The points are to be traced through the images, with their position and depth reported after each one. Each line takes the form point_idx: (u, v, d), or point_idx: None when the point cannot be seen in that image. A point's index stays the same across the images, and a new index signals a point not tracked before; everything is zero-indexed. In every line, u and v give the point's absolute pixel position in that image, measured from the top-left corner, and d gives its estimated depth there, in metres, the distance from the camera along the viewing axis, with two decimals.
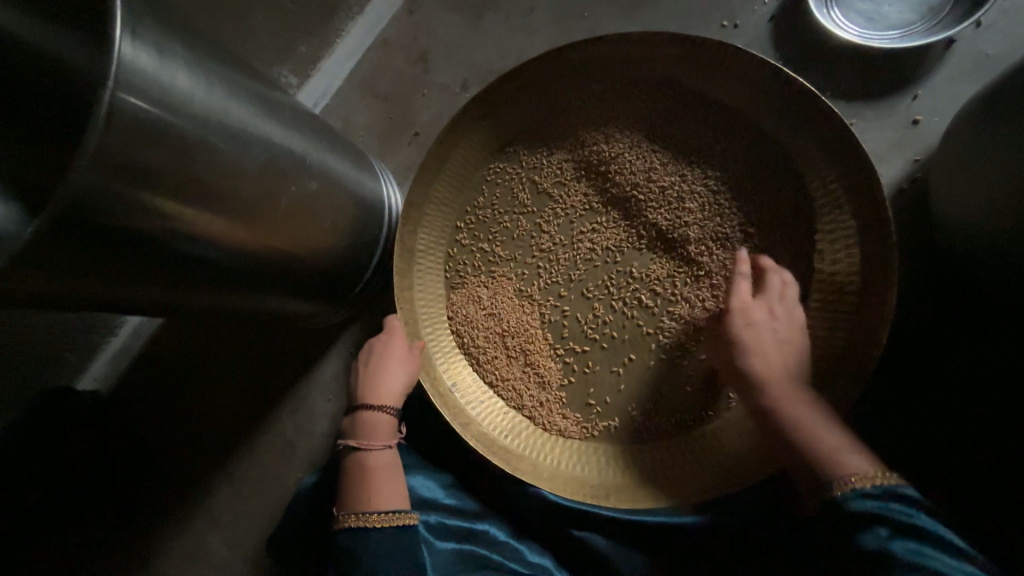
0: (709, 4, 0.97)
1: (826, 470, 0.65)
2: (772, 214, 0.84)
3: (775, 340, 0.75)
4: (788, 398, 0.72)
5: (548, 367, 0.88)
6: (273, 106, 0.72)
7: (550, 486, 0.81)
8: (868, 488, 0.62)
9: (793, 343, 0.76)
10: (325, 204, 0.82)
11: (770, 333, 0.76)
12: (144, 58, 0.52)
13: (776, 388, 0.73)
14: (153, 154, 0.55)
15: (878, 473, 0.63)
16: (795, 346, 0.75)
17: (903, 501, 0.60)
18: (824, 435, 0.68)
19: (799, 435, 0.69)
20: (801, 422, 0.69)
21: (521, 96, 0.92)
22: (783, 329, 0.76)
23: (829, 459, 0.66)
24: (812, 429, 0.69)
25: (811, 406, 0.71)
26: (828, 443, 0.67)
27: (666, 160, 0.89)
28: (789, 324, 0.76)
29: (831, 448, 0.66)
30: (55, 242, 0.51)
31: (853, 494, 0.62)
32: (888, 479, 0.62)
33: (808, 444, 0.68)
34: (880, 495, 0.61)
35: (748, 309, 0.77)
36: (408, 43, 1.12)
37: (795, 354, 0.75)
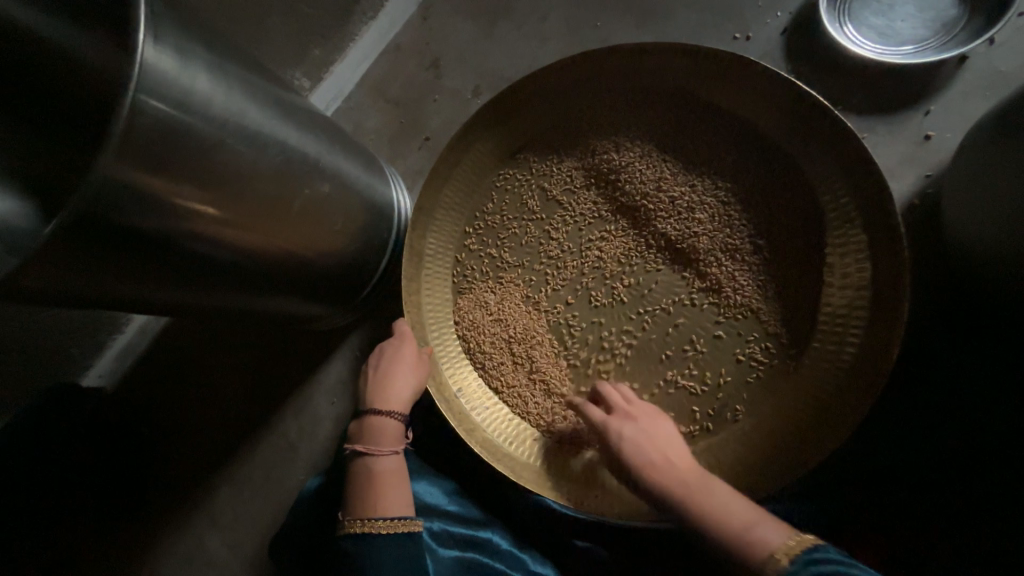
0: (722, 16, 0.97)
1: (746, 556, 0.59)
2: (783, 227, 0.84)
3: (654, 434, 0.75)
4: (694, 488, 0.67)
5: (553, 375, 0.88)
6: (289, 108, 0.73)
7: (555, 494, 0.81)
8: (800, 557, 0.56)
9: (664, 433, 0.75)
10: (337, 206, 0.82)
11: (652, 432, 0.75)
12: (167, 61, 0.53)
13: (678, 478, 0.69)
14: (173, 154, 0.55)
15: (793, 535, 0.59)
16: (657, 433, 0.75)
17: (824, 558, 0.55)
18: (732, 503, 0.64)
19: (709, 515, 0.64)
20: (706, 511, 0.64)
21: (533, 103, 0.93)
22: (639, 418, 0.77)
23: (747, 534, 0.60)
24: (722, 515, 0.64)
25: (717, 485, 0.67)
26: (738, 513, 0.63)
27: (676, 170, 0.89)
28: (654, 420, 0.77)
29: (742, 513, 0.63)
30: (72, 242, 0.52)
31: (795, 570, 0.55)
32: (806, 541, 0.58)
33: (720, 521, 0.63)
34: (807, 558, 0.56)
35: (630, 428, 0.75)
36: (420, 49, 1.12)
37: (678, 447, 0.73)
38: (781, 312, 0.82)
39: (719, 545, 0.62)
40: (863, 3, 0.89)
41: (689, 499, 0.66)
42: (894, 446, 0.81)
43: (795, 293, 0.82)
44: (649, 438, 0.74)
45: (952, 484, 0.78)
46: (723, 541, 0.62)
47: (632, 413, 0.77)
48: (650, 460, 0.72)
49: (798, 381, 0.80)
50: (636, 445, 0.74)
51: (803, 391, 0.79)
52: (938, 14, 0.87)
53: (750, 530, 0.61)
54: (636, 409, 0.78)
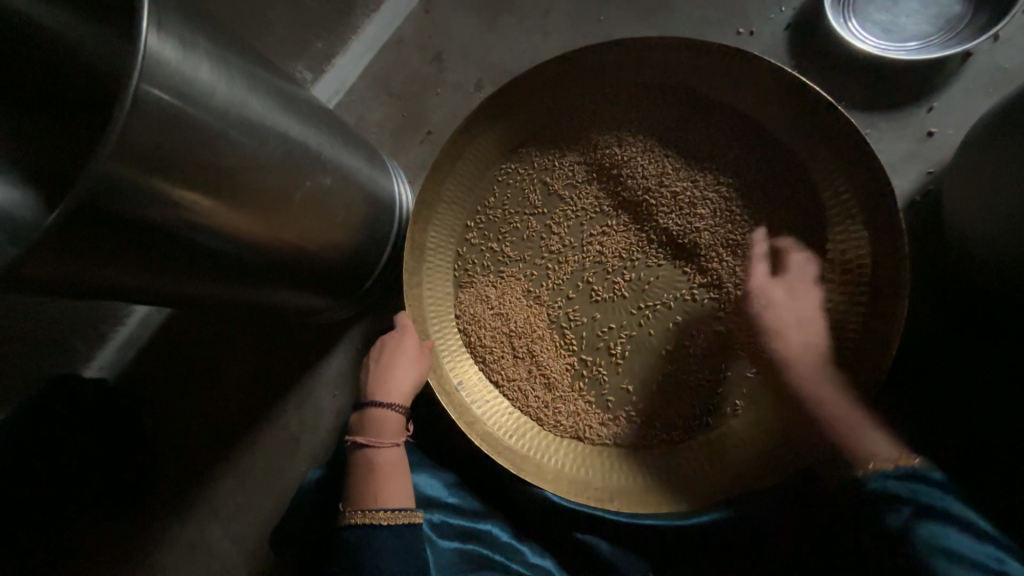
0: (726, 11, 0.97)
1: (851, 448, 0.70)
2: (784, 223, 0.84)
3: (793, 316, 0.78)
4: (812, 371, 0.75)
5: (554, 369, 0.89)
6: (290, 100, 0.73)
7: (553, 487, 0.81)
8: (891, 468, 0.67)
9: (809, 317, 0.78)
10: (339, 199, 0.82)
11: (797, 309, 0.78)
12: (168, 50, 0.53)
13: (802, 365, 0.75)
14: (174, 144, 0.55)
15: (899, 453, 0.68)
16: (807, 310, 0.78)
17: (924, 480, 0.65)
18: (844, 414, 0.71)
19: (821, 402, 0.73)
20: (826, 399, 0.73)
21: (536, 97, 0.92)
22: (781, 293, 0.79)
23: (850, 424, 0.71)
24: (835, 405, 0.72)
25: (835, 378, 0.74)
26: (849, 422, 0.71)
27: (678, 165, 0.89)
28: (812, 297, 0.79)
29: (852, 424, 0.70)
30: (75, 231, 0.52)
31: (878, 477, 0.67)
32: (912, 462, 0.67)
33: (832, 414, 0.72)
34: (906, 476, 0.66)
35: (771, 307, 0.78)
36: (423, 42, 1.12)
37: (816, 330, 0.77)
38: None
39: (818, 416, 0.73)
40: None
41: (802, 381, 0.75)
42: None
43: None
44: (801, 323, 0.77)
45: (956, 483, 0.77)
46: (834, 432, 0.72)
47: (792, 282, 0.79)
48: (795, 344, 0.76)
49: None
50: (792, 325, 0.77)
51: None
52: (942, 10, 0.86)
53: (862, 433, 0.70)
54: (783, 283, 0.80)
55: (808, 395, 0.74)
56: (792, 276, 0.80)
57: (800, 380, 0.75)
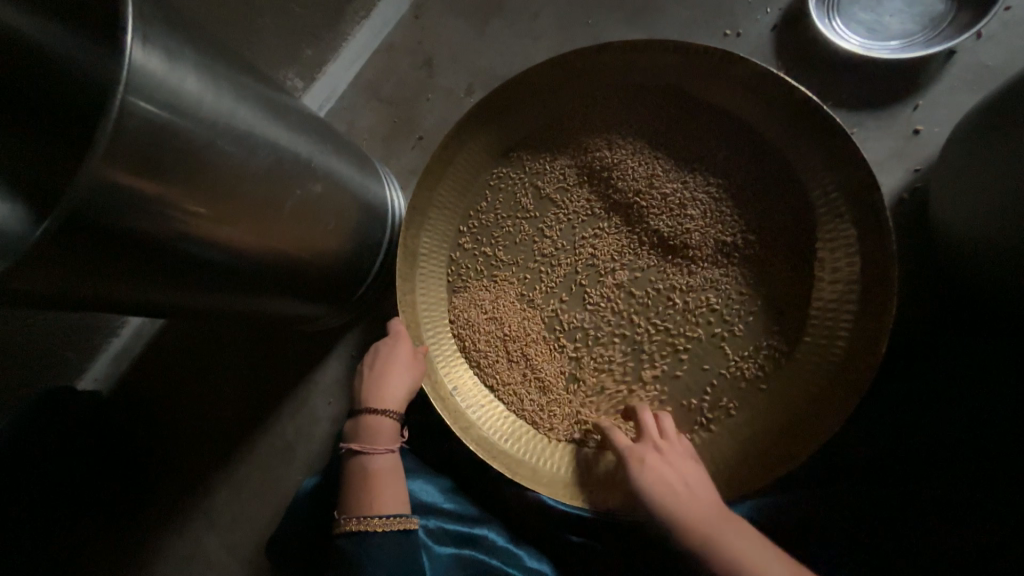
0: (712, 13, 0.98)
1: None
2: (775, 222, 0.84)
3: (683, 479, 0.72)
4: (714, 529, 0.67)
5: (547, 372, 0.89)
6: (280, 109, 0.73)
7: (550, 490, 0.81)
8: None
9: (686, 471, 0.73)
10: (330, 206, 0.82)
11: (672, 477, 0.72)
12: (154, 62, 0.53)
13: (710, 529, 0.67)
14: (162, 156, 0.55)
15: None
16: (684, 468, 0.74)
17: None
18: (770, 565, 0.63)
19: (732, 557, 0.64)
20: (739, 555, 0.64)
21: (526, 101, 0.93)
22: (663, 446, 0.77)
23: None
24: (757, 563, 0.63)
25: (744, 534, 0.67)
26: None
27: (667, 166, 0.90)
28: (682, 458, 0.75)
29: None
30: (63, 243, 0.52)
31: None
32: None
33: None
34: None
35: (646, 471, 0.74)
36: (413, 48, 1.12)
37: (709, 489, 0.72)
38: (772, 307, 0.83)
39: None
40: None
41: (711, 544, 0.66)
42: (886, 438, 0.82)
43: (786, 289, 0.83)
44: (683, 484, 0.72)
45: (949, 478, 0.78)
46: None
47: (659, 447, 0.76)
48: (681, 507, 0.69)
49: (790, 376, 0.81)
50: (667, 485, 0.71)
51: (795, 386, 0.80)
52: (926, 10, 0.87)
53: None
54: (669, 444, 0.77)
55: (722, 559, 0.65)
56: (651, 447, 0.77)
57: (705, 537, 0.66)
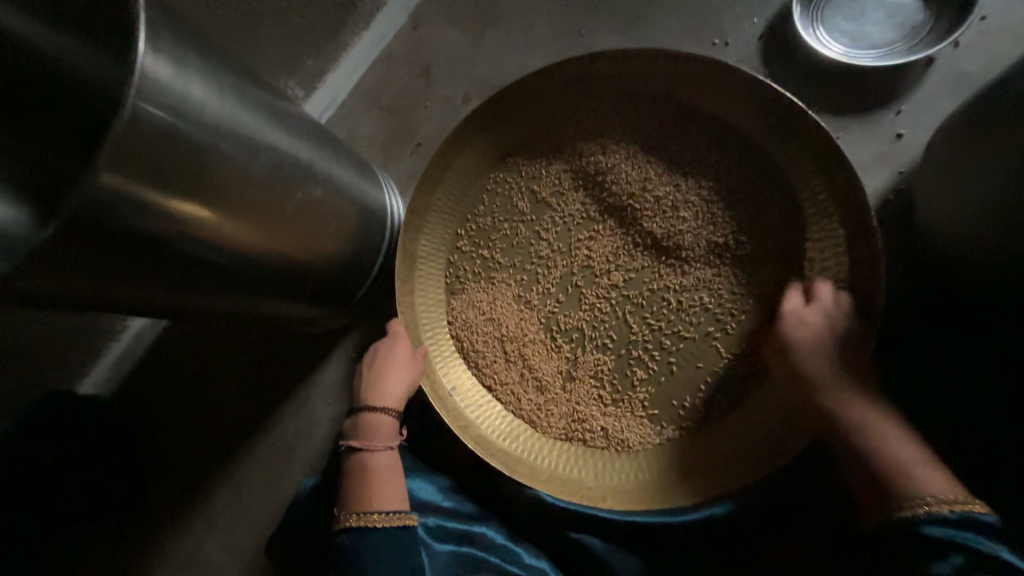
0: (701, 23, 1.01)
1: (895, 490, 0.66)
2: (764, 224, 0.86)
3: (837, 354, 0.75)
4: (855, 399, 0.73)
5: (545, 372, 0.90)
6: (282, 115, 0.75)
7: (547, 487, 0.82)
8: (952, 513, 0.62)
9: (859, 348, 0.76)
10: (330, 209, 0.84)
11: (827, 346, 0.76)
12: (163, 70, 0.55)
13: (850, 402, 0.73)
14: (168, 159, 0.57)
15: (958, 498, 0.63)
16: (852, 342, 0.76)
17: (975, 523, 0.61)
18: (902, 443, 0.69)
19: (867, 420, 0.71)
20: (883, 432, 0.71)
21: (521, 108, 0.95)
22: (834, 321, 0.77)
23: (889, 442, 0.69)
24: (885, 444, 0.69)
25: (894, 423, 0.71)
26: (904, 452, 0.68)
27: (660, 170, 0.92)
28: (850, 333, 0.76)
29: (908, 454, 0.68)
30: (74, 240, 0.54)
31: (922, 522, 0.63)
32: (969, 505, 0.62)
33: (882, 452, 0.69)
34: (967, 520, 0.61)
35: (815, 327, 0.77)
36: (411, 57, 1.15)
37: (852, 363, 0.76)
38: (762, 306, 0.85)
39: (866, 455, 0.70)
40: (834, 9, 0.93)
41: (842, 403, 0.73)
42: None
43: (775, 288, 0.85)
44: (836, 356, 0.75)
45: None
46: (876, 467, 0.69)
47: (827, 313, 0.77)
48: (826, 375, 0.75)
49: None
50: (818, 354, 0.76)
51: None
52: (905, 19, 0.91)
53: (912, 466, 0.67)
54: (852, 319, 0.77)
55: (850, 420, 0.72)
56: (820, 314, 0.77)
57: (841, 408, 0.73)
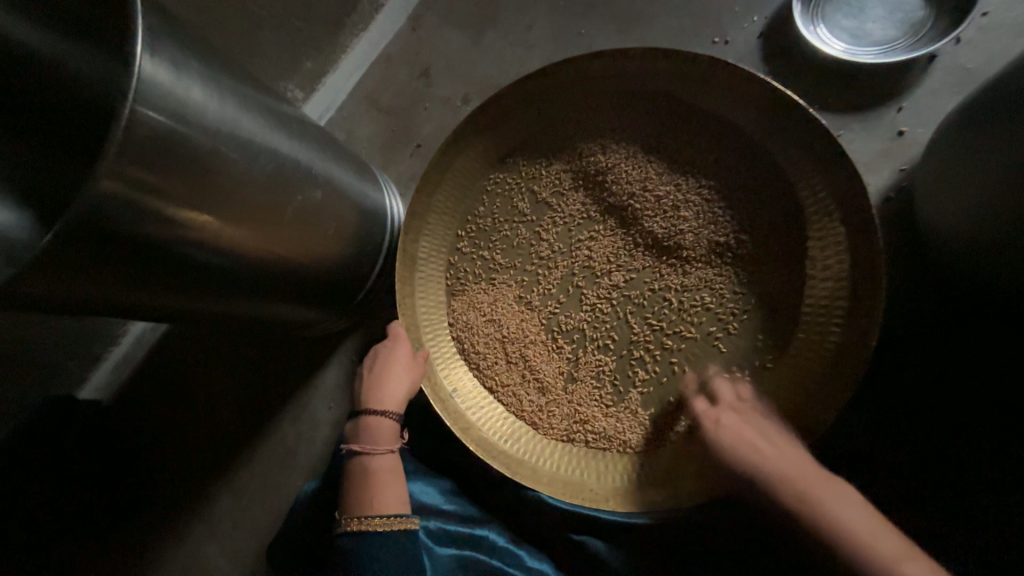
0: (701, 22, 1.01)
1: None
2: (766, 223, 0.86)
3: (765, 456, 0.71)
4: (810, 492, 0.66)
5: (547, 373, 0.90)
6: (281, 118, 0.75)
7: (548, 489, 0.81)
8: None
9: (780, 457, 0.70)
10: (330, 212, 0.84)
11: (745, 454, 0.72)
12: (162, 74, 0.55)
13: (800, 493, 0.66)
14: (166, 162, 0.57)
15: None
16: (767, 449, 0.71)
17: None
18: (878, 540, 0.60)
19: (830, 523, 0.63)
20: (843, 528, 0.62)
21: (521, 108, 0.95)
22: (730, 424, 0.76)
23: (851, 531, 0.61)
24: (864, 538, 0.61)
25: (848, 501, 0.64)
26: (884, 547, 0.59)
27: (661, 170, 0.92)
28: (757, 426, 0.75)
29: (886, 548, 0.59)
30: (76, 244, 0.53)
31: None
32: None
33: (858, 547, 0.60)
34: None
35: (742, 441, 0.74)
36: (410, 59, 1.15)
37: (787, 449, 0.71)
38: (763, 306, 0.85)
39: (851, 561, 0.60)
40: (835, 6, 0.93)
41: (801, 497, 0.66)
42: (878, 433, 0.83)
43: (777, 287, 0.84)
44: (762, 457, 0.71)
45: (942, 471, 0.79)
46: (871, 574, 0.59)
47: (735, 411, 0.77)
48: (766, 473, 0.69)
49: (783, 373, 0.82)
50: (749, 451, 0.72)
51: (785, 383, 0.82)
52: (906, 16, 0.90)
53: (900, 563, 0.58)
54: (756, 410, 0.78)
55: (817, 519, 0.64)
56: (725, 421, 0.77)
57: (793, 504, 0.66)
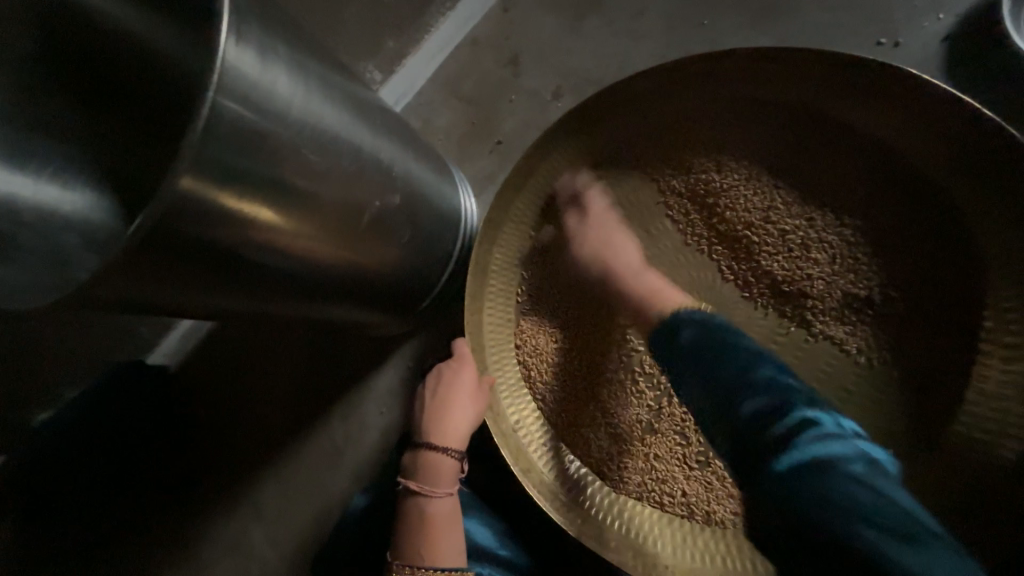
0: (864, 18, 0.86)
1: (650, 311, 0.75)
2: (924, 278, 0.72)
3: (604, 237, 0.80)
4: (633, 273, 0.78)
5: (622, 420, 0.79)
6: (365, 110, 0.67)
7: (618, 558, 0.72)
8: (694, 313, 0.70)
9: (627, 248, 0.80)
10: (406, 216, 0.77)
11: (589, 251, 0.80)
12: (247, 62, 0.48)
13: (625, 280, 0.77)
14: (243, 166, 0.50)
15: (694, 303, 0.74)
16: (625, 246, 0.80)
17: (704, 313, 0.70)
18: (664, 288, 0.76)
19: (630, 287, 0.77)
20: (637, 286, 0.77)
21: (624, 110, 0.82)
22: (591, 224, 0.81)
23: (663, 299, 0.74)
24: (662, 293, 0.75)
25: (652, 275, 0.78)
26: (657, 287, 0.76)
27: (789, 199, 0.77)
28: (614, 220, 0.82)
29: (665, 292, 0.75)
30: (148, 255, 0.48)
31: (687, 317, 0.70)
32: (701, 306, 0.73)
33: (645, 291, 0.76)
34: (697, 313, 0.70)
35: (589, 246, 0.81)
36: (500, 44, 1.04)
37: (630, 242, 0.80)
38: (914, 383, 0.71)
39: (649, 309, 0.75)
40: None
41: (615, 283, 0.78)
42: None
43: (925, 359, 0.71)
44: (609, 246, 0.80)
45: None
46: (639, 301, 0.76)
47: (599, 217, 0.82)
48: (615, 267, 0.79)
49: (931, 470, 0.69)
50: (592, 241, 0.81)
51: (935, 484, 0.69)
52: None
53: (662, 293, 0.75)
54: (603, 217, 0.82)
55: (628, 296, 0.77)
56: (596, 206, 0.82)
57: (607, 278, 0.79)
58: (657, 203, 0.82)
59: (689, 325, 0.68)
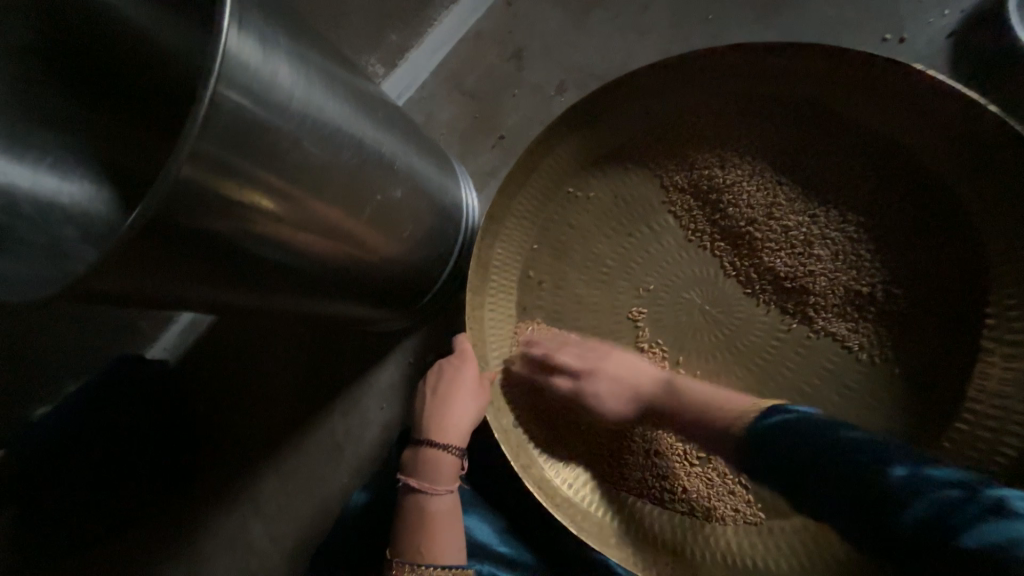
0: (870, 14, 0.85)
1: (721, 428, 0.70)
2: (928, 275, 0.71)
3: (611, 373, 0.77)
4: (672, 391, 0.75)
5: (624, 417, 0.78)
6: (367, 103, 0.67)
7: (617, 554, 0.73)
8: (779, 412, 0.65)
9: (616, 368, 0.78)
10: (408, 210, 0.76)
11: (599, 375, 0.78)
12: (247, 50, 0.47)
13: (660, 400, 0.76)
14: (242, 158, 0.49)
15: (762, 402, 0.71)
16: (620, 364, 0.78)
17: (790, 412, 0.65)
18: (716, 395, 0.73)
19: (685, 405, 0.74)
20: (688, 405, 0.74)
21: (628, 105, 0.81)
22: (581, 371, 0.78)
23: (725, 410, 0.71)
24: (712, 399, 0.73)
25: (694, 385, 0.75)
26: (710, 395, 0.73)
27: (793, 195, 0.77)
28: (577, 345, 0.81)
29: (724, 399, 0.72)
30: (148, 246, 0.47)
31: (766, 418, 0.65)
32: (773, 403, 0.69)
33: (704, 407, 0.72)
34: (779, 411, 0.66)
35: (601, 383, 0.77)
36: (503, 38, 1.03)
37: (644, 368, 0.78)
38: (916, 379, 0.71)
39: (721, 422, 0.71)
40: None
41: (661, 405, 0.76)
42: None
43: (927, 357, 0.71)
44: (618, 381, 0.77)
45: None
46: (713, 424, 0.71)
47: (590, 369, 0.78)
48: (625, 392, 0.77)
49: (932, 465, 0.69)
50: (598, 373, 0.78)
51: None
52: None
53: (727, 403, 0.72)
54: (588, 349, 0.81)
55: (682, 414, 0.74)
56: (568, 357, 0.80)
57: (646, 408, 0.77)
58: (653, 188, 0.83)
59: (783, 419, 0.64)
